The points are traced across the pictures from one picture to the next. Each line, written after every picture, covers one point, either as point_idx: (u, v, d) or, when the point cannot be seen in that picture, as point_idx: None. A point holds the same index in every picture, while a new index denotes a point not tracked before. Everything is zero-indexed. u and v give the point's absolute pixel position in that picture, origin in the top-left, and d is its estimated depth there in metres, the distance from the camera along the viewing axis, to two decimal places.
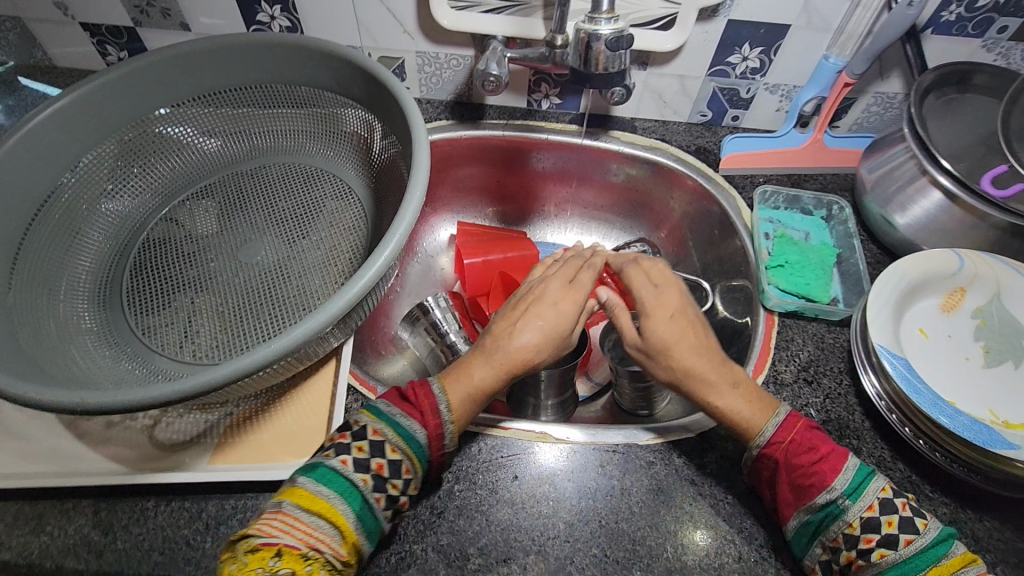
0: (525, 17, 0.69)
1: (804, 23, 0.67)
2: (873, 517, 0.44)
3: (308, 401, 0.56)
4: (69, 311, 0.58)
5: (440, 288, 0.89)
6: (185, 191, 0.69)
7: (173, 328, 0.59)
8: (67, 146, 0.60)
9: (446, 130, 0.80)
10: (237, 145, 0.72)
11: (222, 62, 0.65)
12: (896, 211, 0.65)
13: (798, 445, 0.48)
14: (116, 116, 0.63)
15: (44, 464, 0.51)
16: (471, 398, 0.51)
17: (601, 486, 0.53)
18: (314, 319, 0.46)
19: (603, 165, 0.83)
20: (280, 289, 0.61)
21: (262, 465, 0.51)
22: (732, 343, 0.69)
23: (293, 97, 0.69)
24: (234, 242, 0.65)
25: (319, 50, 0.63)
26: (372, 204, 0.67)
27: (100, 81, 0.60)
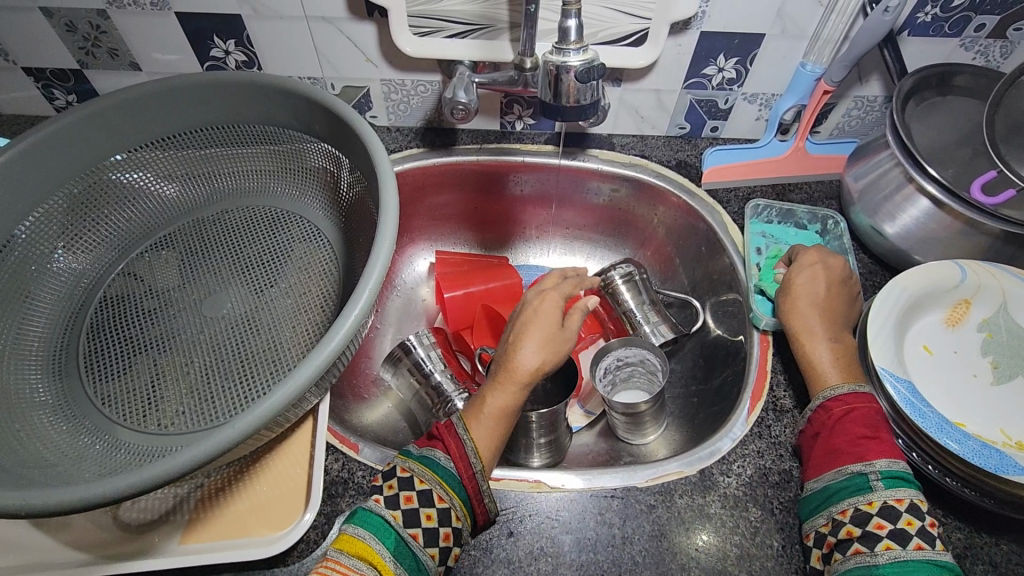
0: (491, 39, 0.66)
1: (778, 31, 0.65)
2: (897, 508, 0.44)
3: (285, 465, 0.52)
4: (21, 384, 0.54)
5: (422, 321, 0.85)
6: (145, 242, 0.65)
7: (136, 394, 0.55)
8: (10, 205, 0.56)
9: (417, 158, 0.77)
10: (197, 189, 0.68)
11: (175, 105, 0.61)
12: (885, 221, 0.63)
13: (856, 419, 0.49)
14: (64, 168, 0.59)
15: None
16: (491, 428, 0.52)
17: (601, 536, 0.50)
18: (284, 389, 0.42)
19: (582, 184, 0.80)
20: (249, 344, 0.57)
21: (238, 542, 0.48)
22: (726, 365, 0.67)
23: (254, 136, 0.65)
24: (198, 294, 0.61)
25: (277, 87, 0.59)
26: (343, 245, 0.63)
27: (42, 134, 0.56)
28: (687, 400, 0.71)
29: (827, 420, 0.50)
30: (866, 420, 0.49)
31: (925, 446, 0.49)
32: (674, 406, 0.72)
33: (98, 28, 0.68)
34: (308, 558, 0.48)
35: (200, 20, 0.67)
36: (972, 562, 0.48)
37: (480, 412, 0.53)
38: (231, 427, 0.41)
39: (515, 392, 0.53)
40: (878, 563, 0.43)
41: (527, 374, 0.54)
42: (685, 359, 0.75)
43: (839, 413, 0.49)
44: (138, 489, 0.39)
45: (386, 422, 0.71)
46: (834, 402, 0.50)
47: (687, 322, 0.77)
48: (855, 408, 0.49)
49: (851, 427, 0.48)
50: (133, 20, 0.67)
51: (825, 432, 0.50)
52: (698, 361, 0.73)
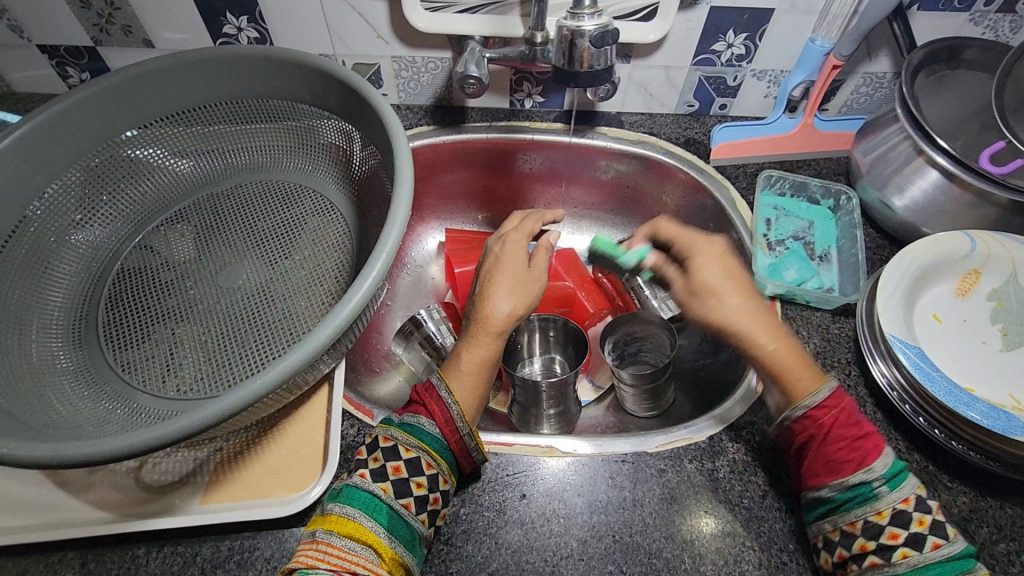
0: (502, 15, 0.66)
1: (788, 6, 0.66)
2: (906, 510, 0.43)
3: (302, 429, 0.53)
4: (43, 351, 0.55)
5: (432, 299, 0.86)
6: (160, 216, 0.66)
7: (154, 361, 0.56)
8: (29, 176, 0.57)
9: (427, 135, 0.78)
10: (210, 165, 0.69)
11: (190, 79, 0.62)
12: (892, 194, 0.64)
13: (844, 424, 0.47)
14: (80, 141, 0.60)
15: (22, 517, 0.48)
16: (471, 382, 0.52)
17: (612, 498, 0.51)
18: (304, 348, 0.43)
19: (590, 162, 0.80)
20: (264, 314, 0.58)
21: (258, 503, 0.49)
22: (735, 338, 0.68)
23: (266, 111, 0.66)
24: (214, 266, 0.62)
25: (291, 60, 0.60)
26: (356, 219, 0.64)
27: (60, 106, 0.57)
28: (694, 374, 0.72)
29: (815, 430, 0.47)
30: (848, 422, 0.47)
31: (932, 410, 0.50)
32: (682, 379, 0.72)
33: (111, 4, 0.69)
34: None
35: None
36: (977, 524, 0.49)
37: (457, 368, 0.53)
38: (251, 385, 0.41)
39: (490, 343, 0.54)
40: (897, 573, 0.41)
41: (501, 322, 0.55)
42: (692, 334, 0.76)
43: (829, 421, 0.47)
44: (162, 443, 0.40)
45: (398, 395, 0.71)
46: (820, 409, 0.47)
47: None
48: (837, 408, 0.47)
49: (846, 433, 0.46)
50: None
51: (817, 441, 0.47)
52: (706, 336, 0.74)
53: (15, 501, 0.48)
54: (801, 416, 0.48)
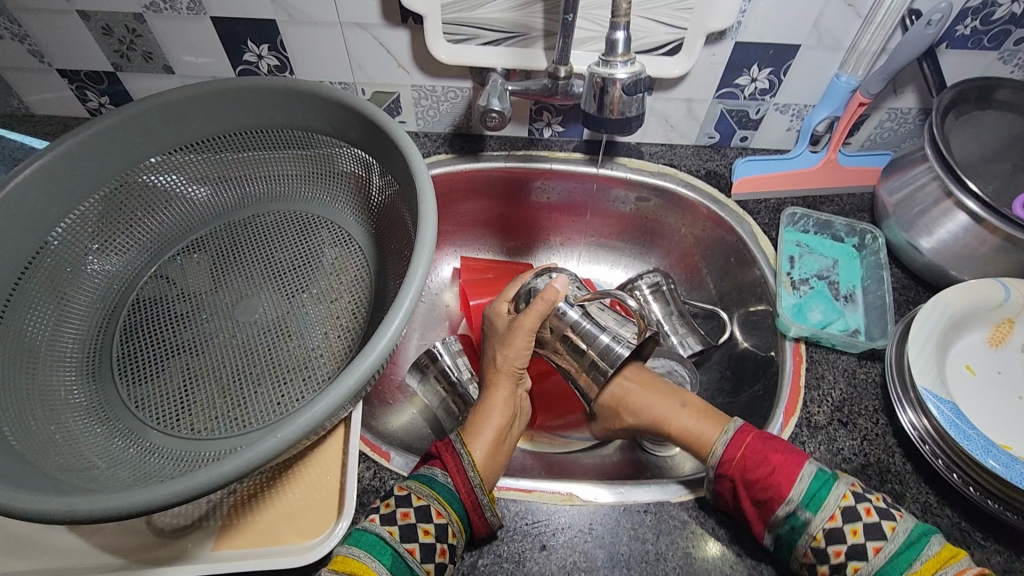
0: (525, 47, 0.66)
1: (814, 43, 0.65)
2: (837, 527, 0.46)
3: (319, 471, 0.52)
4: (58, 385, 0.54)
5: (445, 329, 0.85)
6: (177, 244, 0.66)
7: (169, 398, 0.55)
8: (48, 207, 0.56)
9: (445, 164, 0.77)
10: (227, 194, 0.68)
11: (212, 109, 0.62)
12: (920, 236, 0.62)
13: (750, 460, 0.50)
14: (100, 171, 0.59)
15: (33, 561, 0.47)
16: (490, 455, 0.52)
17: (634, 551, 0.49)
18: (325, 400, 0.42)
19: (609, 192, 0.80)
20: (281, 350, 0.58)
21: (273, 549, 0.48)
22: (756, 378, 0.66)
23: (286, 140, 0.65)
24: (230, 298, 0.61)
25: (313, 93, 0.59)
26: (374, 252, 0.63)
27: (80, 137, 0.57)
28: None
29: (732, 484, 0.49)
30: (755, 462, 0.49)
31: (963, 464, 0.49)
32: None
33: (134, 31, 0.69)
34: None
35: (234, 24, 0.67)
36: None
37: (477, 436, 0.53)
38: (274, 438, 0.41)
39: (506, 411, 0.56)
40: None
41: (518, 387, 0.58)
42: (711, 371, 0.74)
43: (733, 471, 0.49)
44: (181, 497, 0.39)
45: (412, 429, 0.70)
46: (726, 463, 0.50)
47: (714, 333, 0.76)
48: (735, 460, 0.50)
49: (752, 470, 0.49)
50: (168, 24, 0.68)
51: (739, 489, 0.49)
52: (726, 373, 0.72)
53: (27, 543, 0.48)
54: (716, 476, 0.50)
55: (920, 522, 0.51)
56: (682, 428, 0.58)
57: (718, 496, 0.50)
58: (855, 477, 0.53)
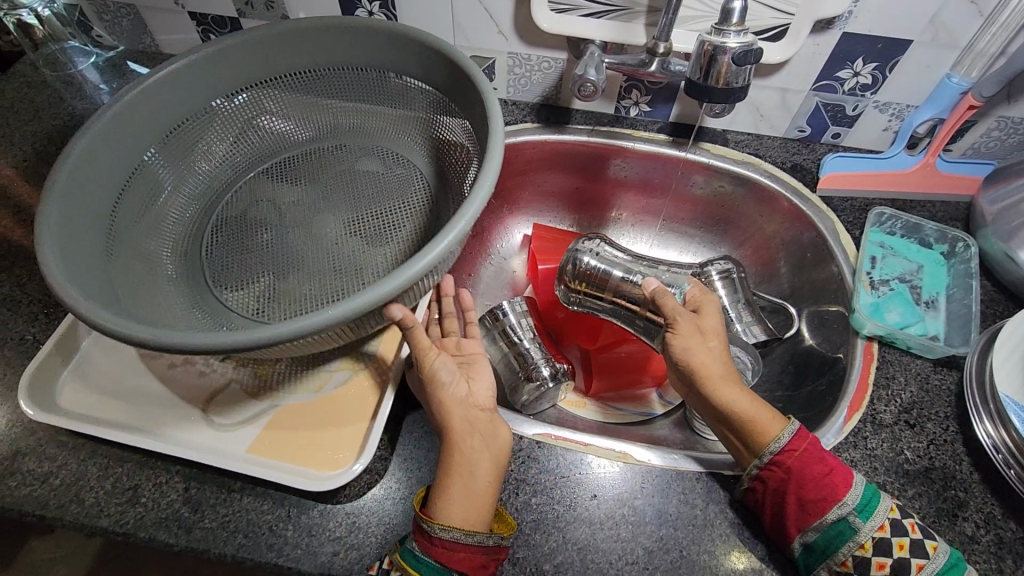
0: (626, 22, 0.67)
1: (928, 39, 0.63)
2: (884, 538, 0.46)
3: (352, 407, 0.56)
4: (160, 271, 0.59)
5: (508, 291, 0.87)
6: (265, 163, 0.70)
7: (247, 297, 0.60)
8: (171, 107, 0.62)
9: (532, 133, 0.79)
10: (321, 126, 0.72)
11: (320, 45, 0.65)
12: (1019, 247, 0.60)
13: (810, 457, 0.49)
14: (219, 82, 0.64)
15: (109, 413, 0.54)
16: (468, 505, 0.47)
17: (682, 514, 0.51)
18: (369, 291, 0.44)
19: (688, 176, 0.80)
20: (350, 272, 0.61)
21: (294, 467, 0.51)
22: (821, 374, 0.66)
23: (379, 85, 0.68)
24: (308, 220, 0.65)
25: (409, 36, 0.61)
26: (446, 193, 0.66)
27: (195, 57, 0.61)
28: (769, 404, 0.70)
29: (784, 473, 0.48)
30: (812, 461, 0.49)
31: None
32: None
33: None
34: (403, 484, 0.52)
35: None
36: None
37: (445, 491, 0.47)
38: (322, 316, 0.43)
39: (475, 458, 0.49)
40: None
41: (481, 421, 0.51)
42: (773, 363, 0.74)
43: (792, 463, 0.48)
44: None
45: None
46: (781, 454, 0.49)
47: (780, 327, 0.75)
48: (796, 452, 0.49)
49: (811, 465, 0.48)
50: None
51: (792, 480, 0.48)
52: (787, 367, 0.72)
53: (108, 400, 0.55)
54: (768, 463, 0.49)
55: (982, 531, 0.49)
56: (750, 420, 0.52)
57: (759, 483, 0.49)
58: (916, 478, 0.52)
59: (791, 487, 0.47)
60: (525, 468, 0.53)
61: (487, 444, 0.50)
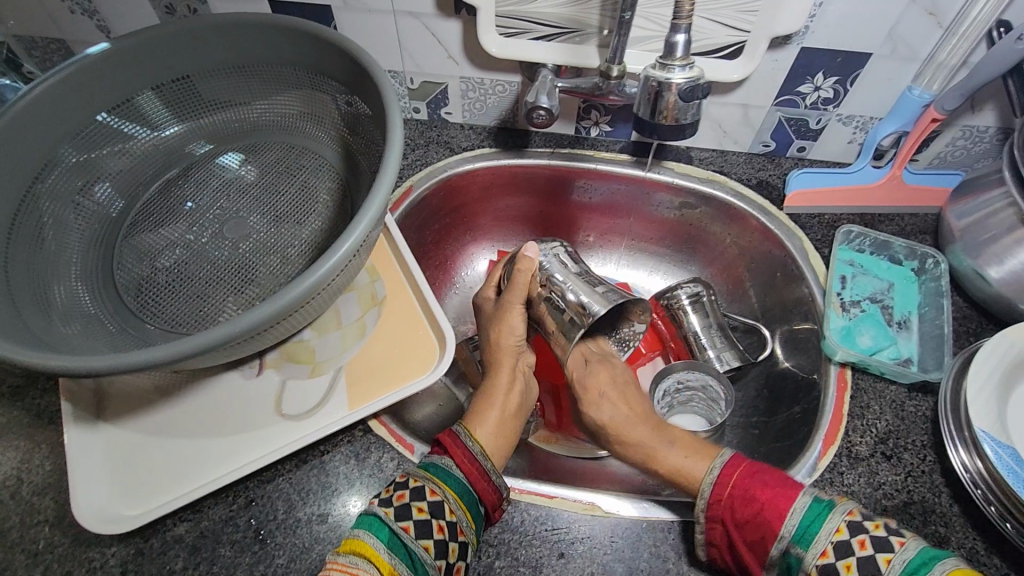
0: (578, 45, 0.64)
1: (887, 52, 0.61)
2: (828, 563, 0.43)
3: (385, 336, 0.59)
4: (72, 306, 0.56)
5: (475, 323, 0.84)
6: (155, 181, 0.66)
7: (157, 302, 0.58)
8: (59, 126, 0.58)
9: (489, 158, 0.77)
10: (225, 121, 0.69)
11: (213, 42, 0.61)
12: (988, 265, 0.58)
13: (738, 498, 0.48)
14: (102, 92, 0.59)
15: (129, 482, 0.50)
16: (497, 436, 0.54)
17: (654, 569, 0.48)
18: (285, 297, 0.44)
19: (652, 196, 0.77)
20: (259, 266, 0.60)
21: (401, 384, 0.56)
22: (796, 401, 0.64)
23: (286, 79, 0.64)
24: (219, 221, 0.63)
25: (301, 31, 0.58)
26: (351, 180, 0.64)
27: (75, 67, 0.56)
28: (745, 432, 0.68)
29: (725, 527, 0.46)
30: (744, 490, 0.48)
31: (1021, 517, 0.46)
32: (732, 435, 0.69)
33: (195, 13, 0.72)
34: None
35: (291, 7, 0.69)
36: None
37: (480, 418, 0.54)
38: (233, 325, 0.42)
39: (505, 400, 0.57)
40: None
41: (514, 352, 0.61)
42: (747, 387, 0.72)
43: (725, 513, 0.47)
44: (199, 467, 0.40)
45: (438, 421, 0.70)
46: (713, 506, 0.48)
47: (754, 349, 0.73)
48: (722, 501, 0.48)
49: (742, 505, 0.47)
50: (231, 6, 0.70)
51: (731, 532, 0.46)
52: (763, 392, 0.70)
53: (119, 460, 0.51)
54: (707, 521, 0.47)
55: None
56: (672, 467, 0.53)
57: (712, 549, 0.47)
58: (895, 515, 0.50)
59: (734, 539, 0.46)
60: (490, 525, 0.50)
61: (518, 394, 0.59)
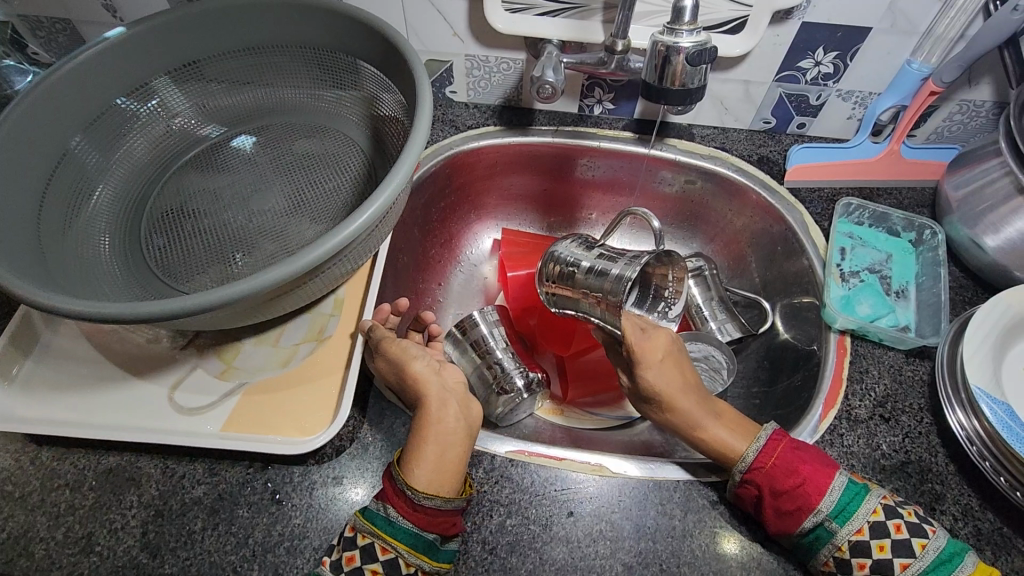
0: (583, 20, 0.65)
1: (887, 26, 0.62)
2: (861, 541, 0.45)
3: (309, 371, 0.57)
4: (96, 262, 0.59)
5: (480, 299, 0.85)
6: (181, 158, 0.70)
7: (179, 263, 0.61)
8: (86, 99, 0.62)
9: (495, 136, 0.77)
10: (249, 103, 0.73)
11: (238, 22, 0.65)
12: (984, 233, 0.60)
13: (780, 469, 0.48)
14: (129, 71, 0.64)
15: (85, 417, 0.53)
16: (436, 473, 0.47)
17: (661, 526, 0.49)
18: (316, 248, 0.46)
19: (655, 173, 0.78)
20: (284, 232, 0.64)
21: (269, 437, 0.52)
22: (796, 369, 0.65)
23: (309, 58, 0.69)
24: (243, 193, 0.66)
25: (323, 8, 0.62)
26: (376, 158, 0.68)
27: (100, 48, 0.60)
28: (747, 401, 0.69)
29: (757, 492, 0.48)
30: (783, 470, 0.48)
31: (1013, 469, 0.48)
32: (734, 404, 0.70)
33: None
34: None
35: None
36: None
37: (418, 458, 0.48)
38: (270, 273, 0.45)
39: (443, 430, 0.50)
40: None
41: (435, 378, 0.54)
42: (749, 360, 0.73)
43: (762, 479, 0.48)
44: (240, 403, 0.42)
45: None
46: (750, 474, 0.48)
47: (754, 322, 0.74)
48: (764, 469, 0.48)
49: (781, 475, 0.47)
50: None
51: (764, 498, 0.48)
52: (763, 363, 0.71)
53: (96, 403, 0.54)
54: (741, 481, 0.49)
55: (960, 523, 0.49)
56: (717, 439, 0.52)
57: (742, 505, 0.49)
58: (893, 473, 0.52)
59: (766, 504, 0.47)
60: (501, 485, 0.52)
61: (459, 424, 0.52)
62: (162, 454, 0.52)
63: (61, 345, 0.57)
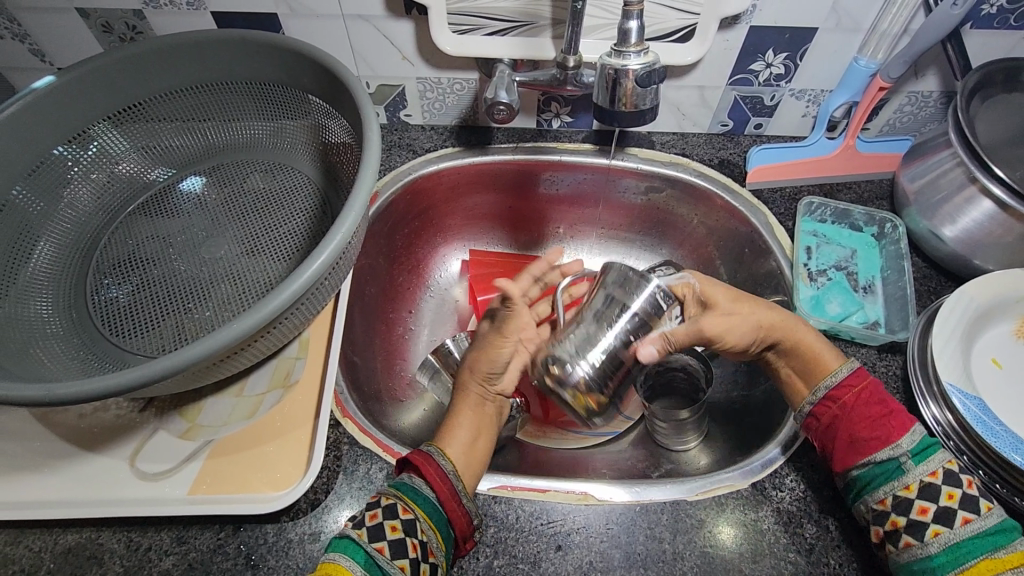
0: (532, 37, 0.64)
1: (832, 25, 0.63)
2: (934, 484, 0.46)
3: (276, 421, 0.55)
4: (39, 331, 0.56)
5: (454, 327, 0.82)
6: (125, 209, 0.67)
7: (129, 321, 0.58)
8: (16, 156, 0.58)
9: (452, 157, 0.76)
10: (196, 143, 0.70)
11: (176, 61, 0.63)
12: (942, 224, 0.61)
13: (865, 404, 0.50)
14: (62, 123, 0.61)
15: (36, 495, 0.50)
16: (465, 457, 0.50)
17: (650, 551, 0.49)
18: (272, 304, 0.45)
19: (618, 183, 0.78)
20: (240, 278, 0.61)
21: (241, 497, 0.50)
22: None
23: (250, 94, 0.66)
24: (197, 240, 0.64)
25: (263, 44, 0.60)
26: (331, 192, 0.66)
27: (27, 100, 0.57)
28: (728, 406, 0.69)
29: (837, 409, 0.51)
30: (870, 402, 0.50)
31: (992, 462, 0.48)
32: (715, 410, 0.70)
33: (133, 28, 0.69)
34: None
35: (235, 17, 0.67)
36: None
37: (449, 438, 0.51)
38: (227, 332, 0.44)
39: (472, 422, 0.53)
40: (929, 555, 0.43)
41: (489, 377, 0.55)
42: (726, 364, 0.73)
43: (848, 399, 0.51)
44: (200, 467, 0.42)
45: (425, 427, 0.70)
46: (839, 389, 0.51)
47: None
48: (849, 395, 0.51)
49: (864, 409, 0.50)
50: (173, 21, 0.68)
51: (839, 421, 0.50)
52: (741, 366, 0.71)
53: (46, 480, 0.51)
54: (823, 398, 0.52)
55: None
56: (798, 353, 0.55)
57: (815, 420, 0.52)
58: None
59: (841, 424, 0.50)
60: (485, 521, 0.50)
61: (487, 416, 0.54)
62: (123, 526, 0.49)
63: (6, 423, 0.54)
